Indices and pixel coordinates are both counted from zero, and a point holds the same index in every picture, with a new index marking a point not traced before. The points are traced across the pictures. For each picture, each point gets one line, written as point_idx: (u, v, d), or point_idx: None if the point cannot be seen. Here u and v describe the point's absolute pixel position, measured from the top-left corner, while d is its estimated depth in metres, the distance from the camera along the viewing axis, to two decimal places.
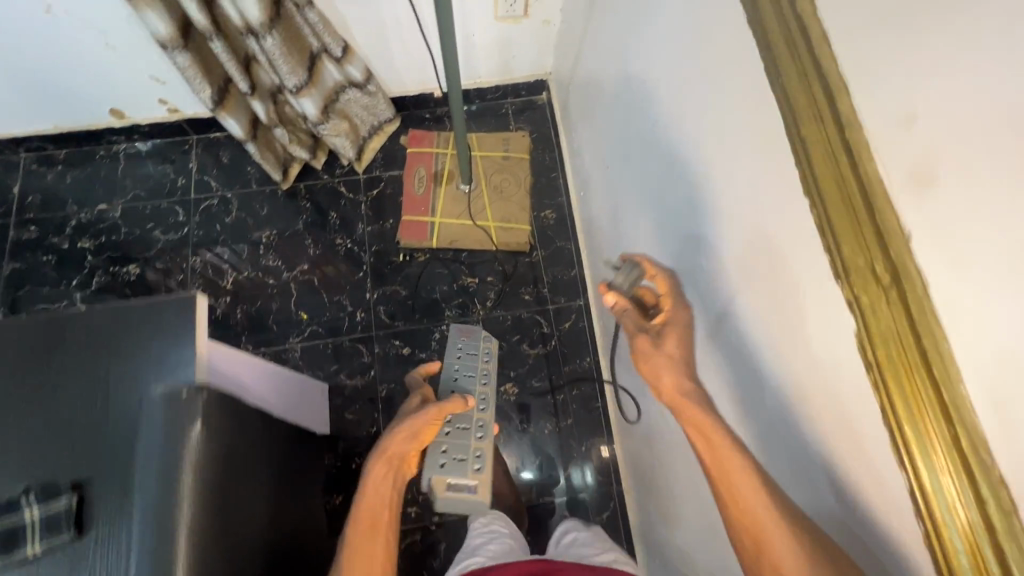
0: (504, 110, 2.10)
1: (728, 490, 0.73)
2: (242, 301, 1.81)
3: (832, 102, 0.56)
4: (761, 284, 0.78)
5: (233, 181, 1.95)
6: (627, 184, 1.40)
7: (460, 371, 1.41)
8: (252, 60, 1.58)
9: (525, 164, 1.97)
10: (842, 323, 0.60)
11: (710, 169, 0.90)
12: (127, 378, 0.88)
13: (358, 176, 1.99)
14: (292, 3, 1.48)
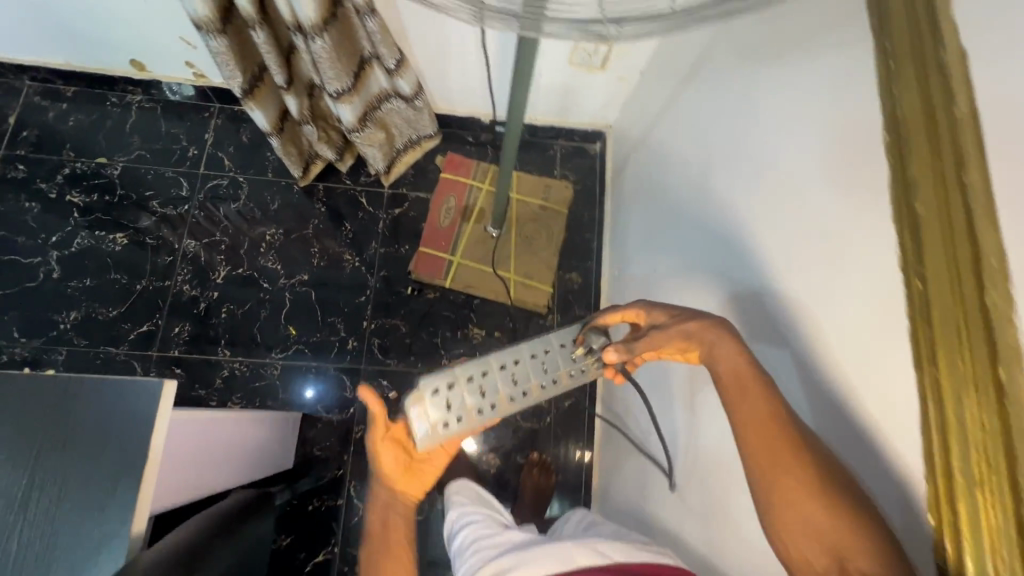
0: (552, 151, 1.94)
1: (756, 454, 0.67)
2: (230, 300, 1.67)
3: (963, 173, 0.50)
4: (824, 279, 0.73)
5: (249, 165, 1.80)
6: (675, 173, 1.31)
7: (554, 357, 0.90)
8: (295, 52, 1.42)
9: (562, 219, 1.83)
10: None
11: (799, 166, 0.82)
12: (66, 478, 0.75)
13: (383, 190, 1.84)
14: (353, 5, 1.31)
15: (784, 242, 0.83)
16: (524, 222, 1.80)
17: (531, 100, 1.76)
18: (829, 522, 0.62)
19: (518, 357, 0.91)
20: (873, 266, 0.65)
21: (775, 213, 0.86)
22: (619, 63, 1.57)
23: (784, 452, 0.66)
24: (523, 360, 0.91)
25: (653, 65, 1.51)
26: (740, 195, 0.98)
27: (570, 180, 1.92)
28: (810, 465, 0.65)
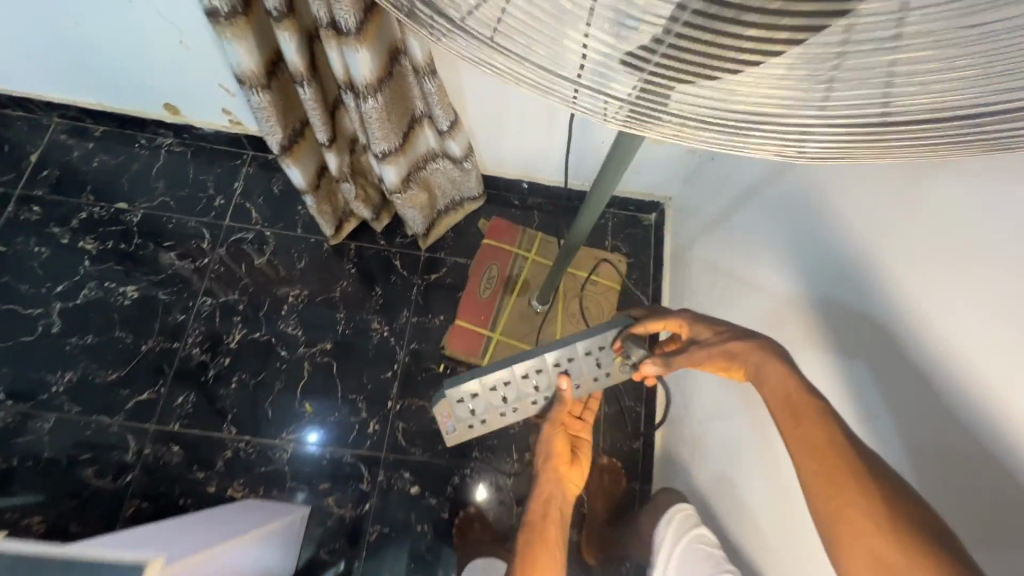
0: (603, 220, 1.79)
1: (828, 481, 0.62)
2: (243, 368, 1.50)
3: None
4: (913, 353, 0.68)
5: (278, 219, 1.67)
6: (744, 225, 1.22)
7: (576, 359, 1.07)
8: (341, 108, 1.30)
9: (613, 296, 1.66)
10: None
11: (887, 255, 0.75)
12: None
13: (419, 253, 1.69)
14: (411, 64, 1.19)
15: (862, 275, 0.79)
16: (570, 297, 1.64)
17: (587, 168, 1.62)
18: (924, 566, 0.53)
19: (540, 362, 1.09)
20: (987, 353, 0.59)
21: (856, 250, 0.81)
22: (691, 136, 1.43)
23: (848, 472, 0.61)
24: (545, 369, 1.09)
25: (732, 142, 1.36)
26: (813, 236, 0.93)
27: (622, 253, 1.75)
28: (893, 506, 0.57)
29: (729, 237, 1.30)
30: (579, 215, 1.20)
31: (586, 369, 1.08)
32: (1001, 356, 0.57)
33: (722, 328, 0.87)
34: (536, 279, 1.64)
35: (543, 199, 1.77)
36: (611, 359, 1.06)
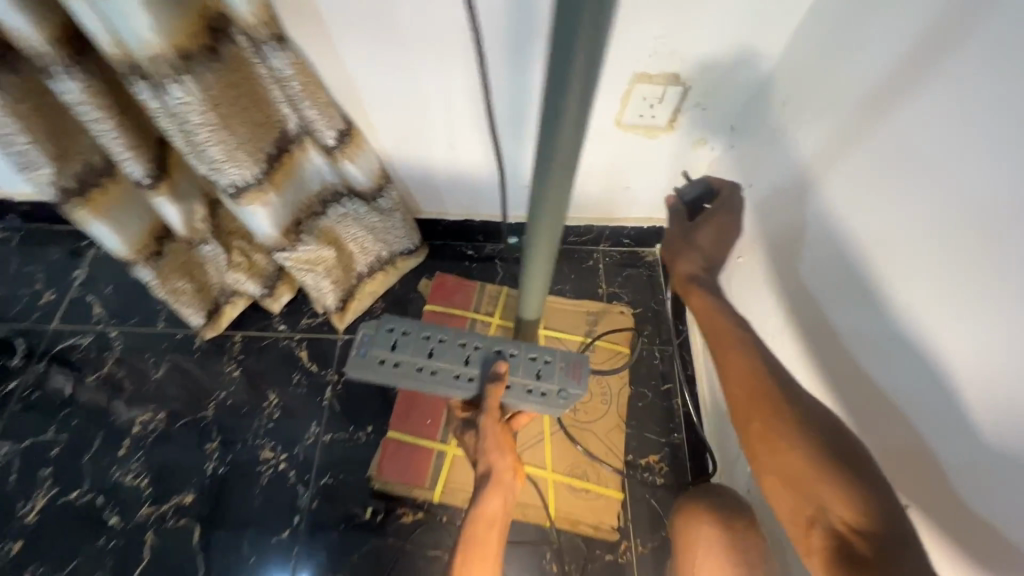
0: (590, 262, 1.31)
1: (764, 421, 0.62)
2: (46, 554, 0.94)
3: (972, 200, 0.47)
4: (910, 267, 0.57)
5: (131, 312, 1.17)
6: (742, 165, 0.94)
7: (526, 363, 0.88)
8: (166, 145, 0.87)
9: (622, 362, 1.16)
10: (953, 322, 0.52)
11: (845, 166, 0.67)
12: None
13: (336, 336, 1.18)
14: (247, 37, 0.77)
15: (762, 220, 0.86)
16: None
17: None
18: (821, 468, 0.57)
19: (479, 348, 0.90)
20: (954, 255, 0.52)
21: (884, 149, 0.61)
22: (697, 120, 0.99)
23: (767, 406, 0.63)
24: (484, 349, 0.90)
25: (755, 118, 0.92)
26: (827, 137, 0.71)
27: (623, 303, 1.26)
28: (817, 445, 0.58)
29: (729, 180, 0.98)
30: (533, 211, 0.69)
31: (525, 372, 0.87)
32: (932, 281, 0.54)
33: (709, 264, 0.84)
34: None
35: (506, 244, 1.30)
36: (554, 373, 0.87)
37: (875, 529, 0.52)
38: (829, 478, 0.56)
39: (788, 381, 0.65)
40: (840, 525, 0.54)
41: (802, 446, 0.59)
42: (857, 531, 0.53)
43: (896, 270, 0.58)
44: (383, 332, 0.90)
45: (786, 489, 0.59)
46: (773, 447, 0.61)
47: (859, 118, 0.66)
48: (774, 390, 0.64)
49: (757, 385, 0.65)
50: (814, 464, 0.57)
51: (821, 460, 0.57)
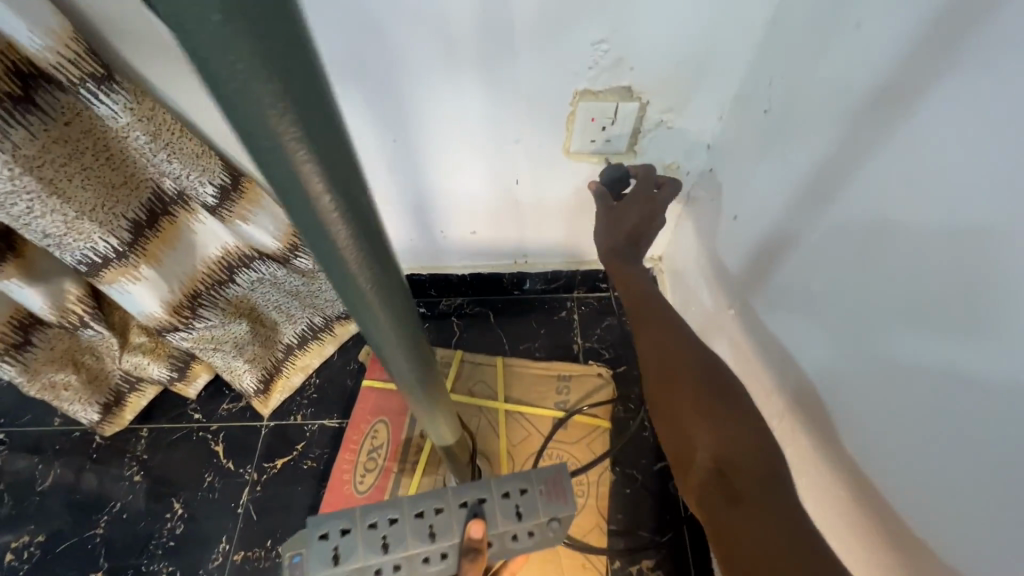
0: (564, 311, 1.11)
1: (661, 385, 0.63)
2: None
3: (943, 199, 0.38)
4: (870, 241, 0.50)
5: (23, 408, 1.00)
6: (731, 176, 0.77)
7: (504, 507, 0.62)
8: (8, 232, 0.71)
9: (602, 439, 0.94)
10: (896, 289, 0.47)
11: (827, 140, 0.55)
12: None
13: (260, 423, 1.00)
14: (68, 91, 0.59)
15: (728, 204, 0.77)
16: (525, 458, 0.93)
17: (511, 232, 0.98)
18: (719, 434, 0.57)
19: (441, 506, 0.62)
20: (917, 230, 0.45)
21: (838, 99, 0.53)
22: (667, 139, 0.81)
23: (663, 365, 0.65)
24: (448, 509, 0.62)
25: (736, 133, 0.74)
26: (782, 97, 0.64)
27: (603, 360, 1.05)
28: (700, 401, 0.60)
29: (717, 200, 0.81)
30: (365, 330, 0.43)
31: (506, 519, 0.61)
32: (849, 248, 0.53)
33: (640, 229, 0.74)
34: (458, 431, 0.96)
35: (463, 298, 1.12)
36: (537, 505, 0.62)
37: (749, 468, 0.54)
38: (709, 419, 0.59)
39: (684, 331, 0.68)
40: (711, 460, 0.56)
41: (687, 384, 0.62)
42: (730, 466, 0.54)
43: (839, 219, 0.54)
44: (313, 547, 0.58)
45: (672, 434, 0.61)
46: (656, 383, 0.64)
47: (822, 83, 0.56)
48: (668, 334, 0.68)
49: (652, 331, 0.68)
50: (697, 402, 0.61)
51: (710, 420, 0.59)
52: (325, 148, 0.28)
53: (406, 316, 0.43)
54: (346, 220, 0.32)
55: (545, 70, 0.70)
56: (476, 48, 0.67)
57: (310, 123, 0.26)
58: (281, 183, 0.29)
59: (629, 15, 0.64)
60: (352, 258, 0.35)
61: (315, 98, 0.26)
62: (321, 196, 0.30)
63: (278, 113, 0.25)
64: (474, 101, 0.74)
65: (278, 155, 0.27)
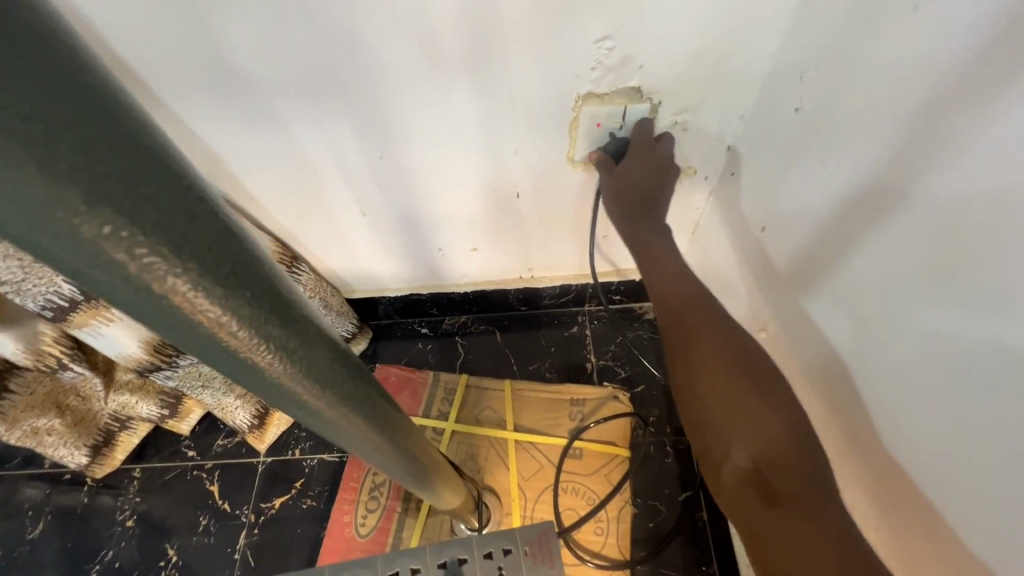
0: (576, 327, 1.04)
1: (690, 371, 0.59)
2: None
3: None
4: (900, 231, 0.46)
5: (15, 449, 0.97)
6: (758, 179, 0.69)
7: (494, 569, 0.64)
8: None
9: (621, 469, 0.87)
10: (935, 287, 0.43)
11: (858, 128, 0.49)
12: None
13: (257, 459, 0.94)
14: None
15: (751, 193, 0.71)
16: (539, 491, 0.86)
17: (516, 246, 0.91)
18: (757, 428, 0.54)
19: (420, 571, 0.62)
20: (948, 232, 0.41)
21: (876, 75, 0.46)
22: (682, 142, 0.73)
23: (696, 346, 0.60)
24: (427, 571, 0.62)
25: (762, 135, 0.66)
26: (805, 78, 0.56)
27: (620, 379, 0.98)
28: (733, 392, 0.56)
29: (745, 204, 0.72)
30: (314, 425, 0.36)
31: None
32: (878, 246, 0.49)
33: (637, 168, 0.66)
34: (466, 463, 0.90)
35: (467, 314, 1.06)
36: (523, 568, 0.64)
37: (790, 467, 0.51)
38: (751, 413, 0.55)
39: (719, 311, 0.62)
40: (747, 455, 0.53)
41: (723, 372, 0.58)
42: (768, 464, 0.51)
43: (871, 214, 0.49)
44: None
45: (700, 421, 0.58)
46: (687, 373, 0.60)
47: (857, 68, 0.48)
48: (704, 317, 0.61)
49: (682, 317, 0.62)
50: (733, 392, 0.56)
51: (752, 416, 0.55)
52: (158, 223, 0.21)
53: (353, 394, 0.35)
54: (226, 309, 0.25)
55: (541, 76, 0.63)
56: (465, 55, 0.60)
57: (120, 204, 0.20)
58: (114, 289, 0.22)
59: (635, 9, 0.56)
60: (251, 354, 0.27)
61: (118, 176, 0.19)
62: (178, 292, 0.23)
63: (67, 208, 0.19)
64: (465, 113, 0.67)
65: (86, 253, 0.20)
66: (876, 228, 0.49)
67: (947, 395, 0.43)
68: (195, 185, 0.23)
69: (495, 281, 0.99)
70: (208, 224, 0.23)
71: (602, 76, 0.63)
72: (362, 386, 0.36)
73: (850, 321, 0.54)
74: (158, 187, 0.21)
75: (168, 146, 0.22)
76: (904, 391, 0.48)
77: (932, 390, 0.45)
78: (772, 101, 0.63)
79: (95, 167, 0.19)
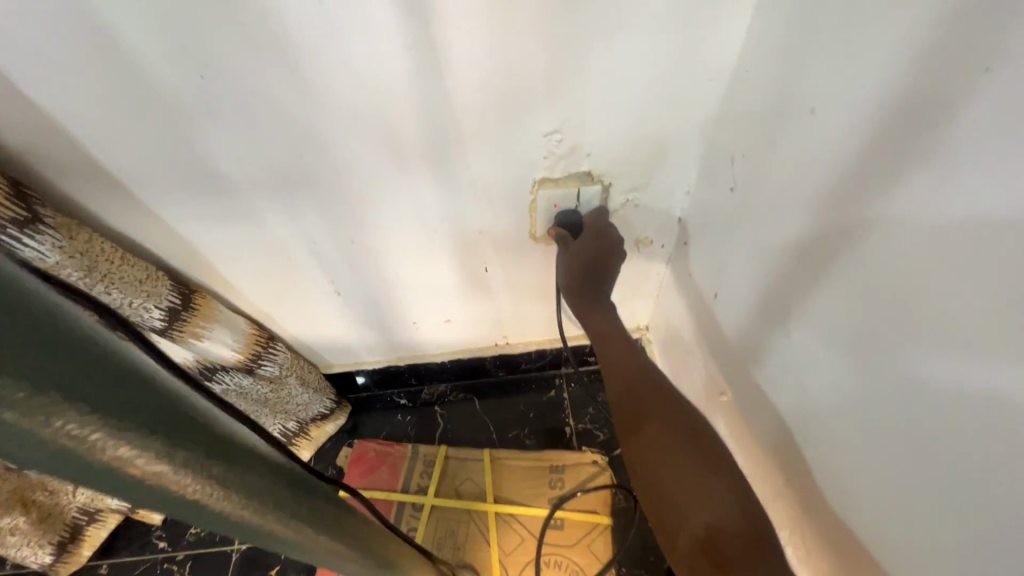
0: (553, 391, 1.05)
1: (639, 440, 0.61)
2: None
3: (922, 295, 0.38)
4: (822, 305, 0.50)
5: None
6: (705, 250, 0.74)
7: None
8: None
9: (604, 538, 0.86)
10: (854, 357, 0.47)
11: (780, 210, 0.54)
12: None
13: (230, 547, 0.91)
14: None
15: (700, 263, 0.76)
16: (520, 566, 0.85)
17: (488, 317, 0.94)
18: (705, 489, 0.56)
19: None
20: (856, 308, 0.45)
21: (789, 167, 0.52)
22: (636, 215, 0.78)
23: (644, 412, 0.63)
24: None
25: (706, 211, 0.71)
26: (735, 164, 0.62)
27: (598, 443, 0.98)
28: (679, 458, 0.58)
29: (696, 273, 0.77)
30: (267, 547, 0.37)
31: None
32: (807, 318, 0.53)
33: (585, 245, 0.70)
34: (445, 539, 0.89)
35: (445, 384, 1.07)
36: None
37: (739, 531, 0.52)
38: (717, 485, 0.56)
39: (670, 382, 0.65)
40: (702, 526, 0.53)
41: (673, 439, 0.60)
42: (720, 531, 0.53)
43: (798, 288, 0.53)
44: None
45: (650, 490, 0.59)
46: (641, 444, 0.61)
47: (773, 159, 0.54)
48: (652, 387, 0.64)
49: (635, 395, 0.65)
50: (683, 458, 0.58)
51: (699, 478, 0.57)
52: (99, 403, 0.23)
53: (301, 510, 0.36)
54: (162, 458, 0.27)
55: (498, 165, 0.68)
56: (428, 153, 0.65)
57: (59, 391, 0.22)
58: (50, 466, 0.23)
59: (578, 104, 0.62)
60: (191, 494, 0.29)
61: (59, 368, 0.22)
62: (113, 455, 0.25)
63: (11, 407, 0.20)
64: (430, 200, 0.71)
65: (27, 442, 0.22)
66: (805, 301, 0.53)
67: (881, 458, 0.46)
68: (127, 355, 0.25)
69: (470, 350, 1.01)
70: (140, 387, 0.25)
71: (555, 166, 0.69)
72: (311, 500, 0.37)
73: (793, 389, 0.57)
74: (97, 366, 0.23)
75: (99, 325, 0.25)
76: (847, 454, 0.50)
77: (869, 455, 0.47)
78: (710, 181, 0.69)
79: (41, 362, 0.21)
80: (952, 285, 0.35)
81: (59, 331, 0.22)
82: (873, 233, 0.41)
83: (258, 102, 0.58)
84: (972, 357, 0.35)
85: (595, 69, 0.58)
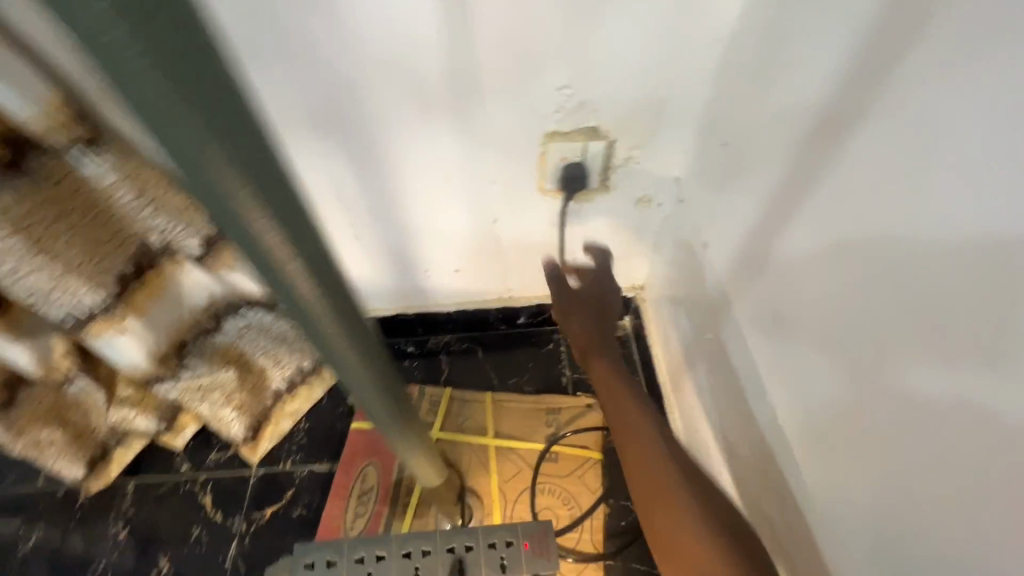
0: (552, 344, 1.12)
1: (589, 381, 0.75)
2: None
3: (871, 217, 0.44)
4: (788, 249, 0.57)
5: (12, 466, 0.99)
6: (697, 206, 0.80)
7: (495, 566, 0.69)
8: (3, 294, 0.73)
9: (594, 472, 0.94)
10: (806, 293, 0.54)
11: (762, 160, 0.61)
12: None
13: (249, 471, 0.99)
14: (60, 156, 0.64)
15: (693, 219, 0.82)
16: (517, 492, 0.91)
17: (494, 268, 1.00)
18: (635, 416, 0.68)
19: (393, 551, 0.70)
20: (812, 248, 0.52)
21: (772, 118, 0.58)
22: (636, 173, 0.84)
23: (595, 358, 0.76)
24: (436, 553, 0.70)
25: (695, 183, 0.80)
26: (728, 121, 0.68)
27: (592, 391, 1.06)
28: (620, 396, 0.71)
29: (687, 230, 0.84)
30: (312, 335, 0.47)
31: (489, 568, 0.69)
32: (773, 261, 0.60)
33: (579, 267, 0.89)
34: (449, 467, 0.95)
35: (450, 334, 1.14)
36: (519, 562, 0.70)
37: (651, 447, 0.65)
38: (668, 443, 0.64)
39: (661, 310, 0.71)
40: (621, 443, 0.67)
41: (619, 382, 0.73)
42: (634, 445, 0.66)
43: (768, 237, 0.60)
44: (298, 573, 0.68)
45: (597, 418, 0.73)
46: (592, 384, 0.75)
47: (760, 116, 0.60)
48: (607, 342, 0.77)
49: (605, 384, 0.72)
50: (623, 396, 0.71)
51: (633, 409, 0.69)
52: (254, 172, 0.32)
53: (347, 314, 0.46)
54: (277, 229, 0.36)
55: (512, 115, 0.74)
56: (449, 101, 0.71)
57: (233, 148, 0.30)
58: (207, 198, 0.32)
59: (587, 60, 0.68)
60: (284, 264, 0.38)
61: (237, 133, 0.30)
62: (248, 211, 0.34)
63: (202, 148, 0.29)
64: (447, 148, 0.78)
65: (201, 175, 0.30)
66: (777, 242, 0.59)
67: (816, 381, 0.53)
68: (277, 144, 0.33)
69: (475, 301, 1.08)
70: (279, 171, 0.34)
71: (565, 121, 0.75)
72: (354, 312, 0.47)
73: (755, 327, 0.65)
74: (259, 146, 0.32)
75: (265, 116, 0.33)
76: (793, 384, 0.58)
77: (808, 381, 0.54)
78: (705, 141, 0.75)
79: (229, 123, 0.29)
80: (869, 239, 0.44)
81: (244, 108, 0.30)
82: (836, 175, 0.48)
83: (299, 43, 0.64)
84: (889, 279, 0.42)
85: (605, 26, 0.65)
